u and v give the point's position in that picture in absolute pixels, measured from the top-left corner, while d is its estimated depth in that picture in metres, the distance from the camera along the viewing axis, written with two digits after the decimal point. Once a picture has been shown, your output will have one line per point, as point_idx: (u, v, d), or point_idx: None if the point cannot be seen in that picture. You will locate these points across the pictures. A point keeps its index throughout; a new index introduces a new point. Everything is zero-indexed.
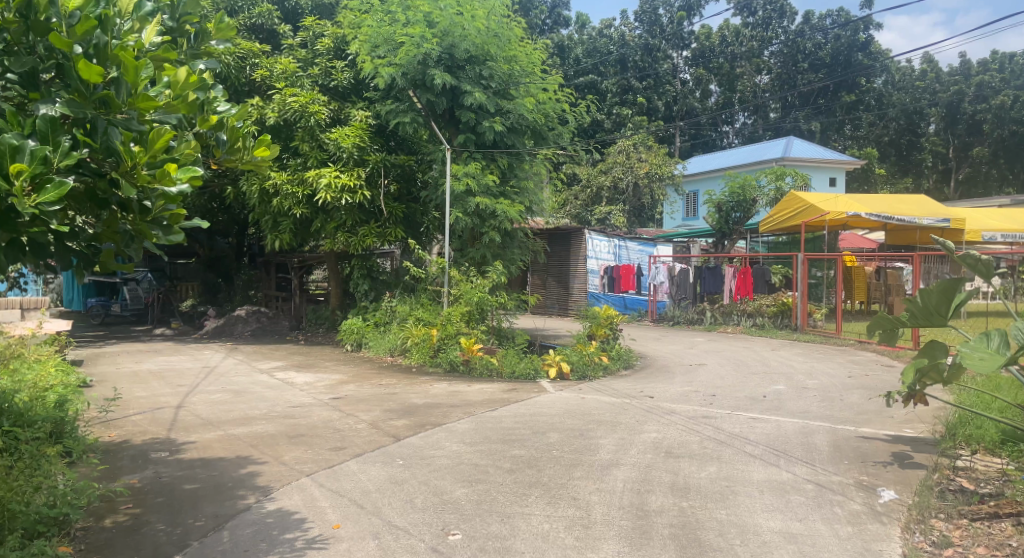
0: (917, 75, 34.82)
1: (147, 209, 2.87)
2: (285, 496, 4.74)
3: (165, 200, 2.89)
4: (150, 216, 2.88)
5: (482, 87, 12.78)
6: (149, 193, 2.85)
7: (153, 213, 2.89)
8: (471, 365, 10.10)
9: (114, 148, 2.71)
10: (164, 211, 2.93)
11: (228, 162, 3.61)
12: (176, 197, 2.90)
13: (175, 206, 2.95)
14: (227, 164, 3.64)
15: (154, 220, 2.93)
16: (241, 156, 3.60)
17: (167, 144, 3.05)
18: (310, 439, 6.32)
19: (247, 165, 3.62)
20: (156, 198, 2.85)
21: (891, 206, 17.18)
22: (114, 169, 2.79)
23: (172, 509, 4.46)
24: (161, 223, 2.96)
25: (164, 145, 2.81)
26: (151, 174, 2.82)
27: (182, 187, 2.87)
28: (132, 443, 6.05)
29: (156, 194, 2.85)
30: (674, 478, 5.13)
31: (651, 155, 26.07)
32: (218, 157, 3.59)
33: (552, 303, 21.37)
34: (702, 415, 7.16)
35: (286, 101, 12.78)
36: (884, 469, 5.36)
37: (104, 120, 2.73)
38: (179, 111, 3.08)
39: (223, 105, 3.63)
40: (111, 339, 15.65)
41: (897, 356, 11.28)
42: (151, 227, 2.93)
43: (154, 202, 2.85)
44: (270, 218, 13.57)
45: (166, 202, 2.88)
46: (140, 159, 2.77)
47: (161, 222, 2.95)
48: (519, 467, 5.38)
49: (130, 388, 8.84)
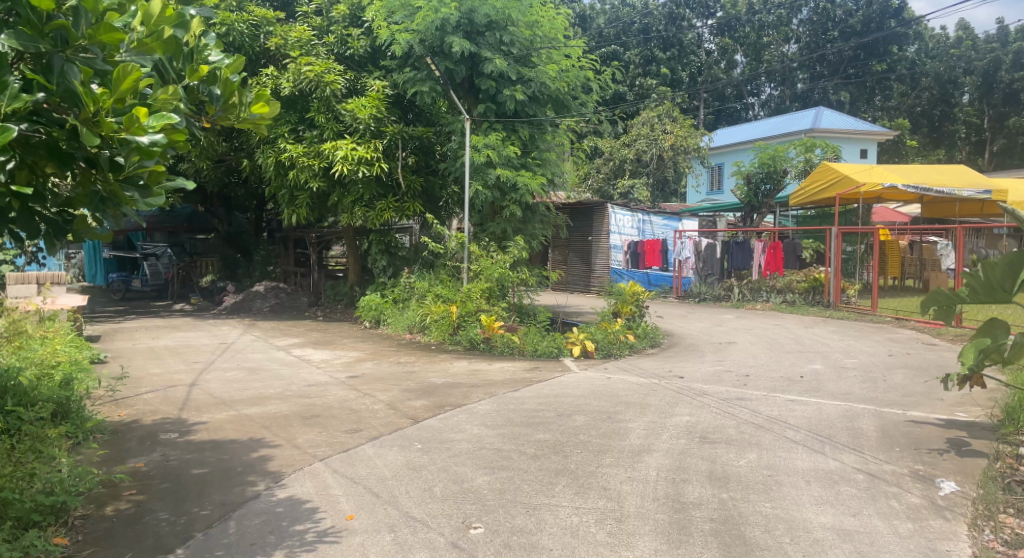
0: (952, 42, 33.39)
1: (118, 165, 2.54)
2: (296, 482, 4.46)
3: (139, 154, 2.53)
4: (124, 173, 2.56)
5: (504, 54, 12.27)
6: (121, 147, 2.50)
7: (126, 170, 2.57)
8: (492, 343, 9.77)
9: (75, 91, 2.39)
10: (140, 168, 2.60)
11: (222, 121, 3.28)
12: (149, 149, 2.52)
13: (152, 163, 2.62)
14: (222, 124, 3.32)
15: (128, 179, 2.62)
16: (239, 113, 3.28)
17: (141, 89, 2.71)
18: (325, 420, 6.05)
19: (244, 124, 3.29)
20: (129, 153, 2.49)
21: (931, 179, 16.37)
22: (76, 117, 2.45)
23: (177, 496, 4.21)
24: (137, 183, 2.65)
25: (132, 87, 2.45)
26: (117, 122, 2.43)
27: (155, 137, 2.47)
28: (142, 424, 5.85)
29: (127, 147, 2.49)
30: (711, 466, 4.76)
31: (676, 126, 25.33)
32: (212, 115, 3.26)
33: (574, 280, 20.98)
34: (736, 397, 6.77)
35: (301, 71, 12.43)
36: (940, 457, 4.92)
37: (60, 57, 2.39)
38: (154, 52, 2.72)
39: (218, 55, 3.32)
40: (131, 315, 15.67)
41: (938, 333, 10.72)
42: (126, 187, 2.63)
43: (126, 156, 2.51)
44: (286, 191, 13.23)
45: (140, 156, 2.53)
46: (104, 103, 2.41)
47: (136, 181, 2.64)
48: (544, 453, 5.05)
49: (144, 365, 8.68)
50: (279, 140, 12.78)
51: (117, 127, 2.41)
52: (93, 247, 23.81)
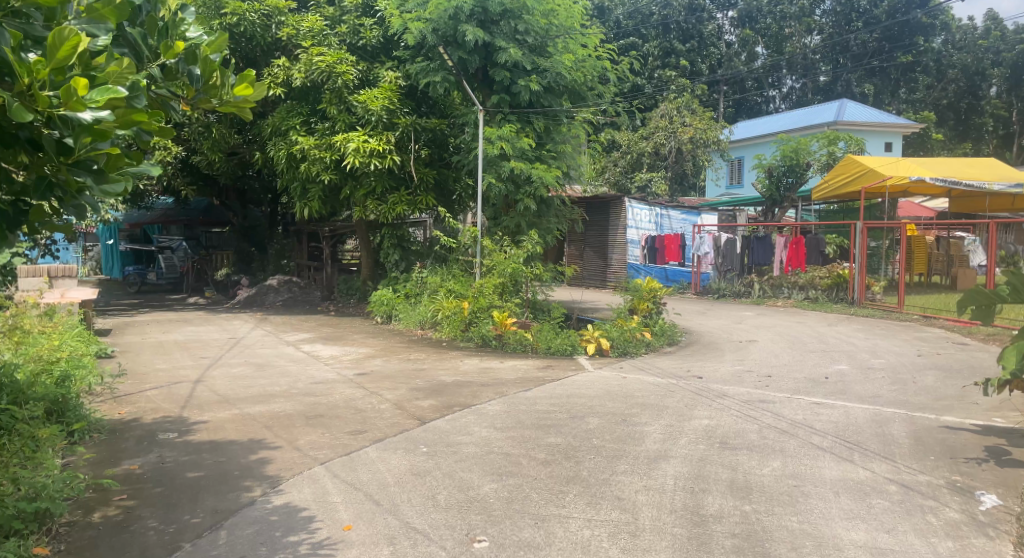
0: (980, 33, 32.43)
1: (67, 148, 2.32)
2: (292, 488, 4.26)
3: (90, 135, 2.31)
4: (73, 157, 2.35)
5: (518, 43, 11.95)
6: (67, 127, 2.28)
7: (77, 154, 2.35)
8: (504, 340, 9.53)
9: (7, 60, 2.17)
10: (94, 151, 2.38)
11: (203, 103, 3.11)
12: (98, 128, 2.29)
13: (106, 146, 2.40)
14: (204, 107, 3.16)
15: (80, 163, 2.41)
16: (222, 95, 3.11)
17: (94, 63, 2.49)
18: (329, 420, 5.85)
19: (226, 106, 3.12)
20: (76, 132, 2.27)
21: (960, 172, 15.80)
22: (12, 89, 2.24)
23: (167, 503, 4.03)
24: (89, 167, 2.43)
25: (72, 55, 2.21)
26: (55, 98, 2.20)
27: (97, 112, 2.23)
28: (142, 422, 5.71)
29: (73, 127, 2.27)
30: (732, 475, 4.46)
31: (695, 118, 24.85)
32: (193, 98, 3.09)
33: (590, 275, 20.68)
34: (758, 399, 6.46)
35: (313, 61, 12.25)
36: (980, 467, 4.56)
37: None
38: (108, 19, 2.52)
39: (197, 31, 3.15)
40: (145, 308, 15.69)
41: (969, 333, 10.26)
42: (77, 171, 2.41)
43: (74, 138, 2.28)
44: (298, 184, 13.07)
45: (92, 138, 2.32)
46: (39, 73, 2.19)
47: (88, 165, 2.42)
48: (555, 459, 4.79)
49: (151, 360, 8.58)
50: (290, 132, 12.63)
51: (54, 101, 2.19)
52: (112, 241, 24.00)
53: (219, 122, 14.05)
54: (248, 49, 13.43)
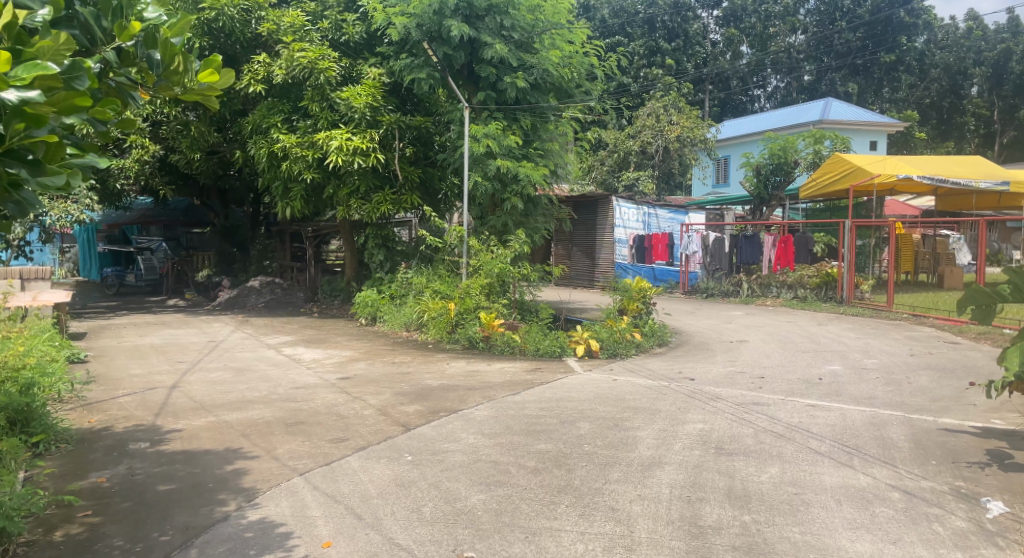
0: (962, 33, 32.76)
1: None
2: (269, 502, 4.02)
3: (20, 120, 2.13)
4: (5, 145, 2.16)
5: (504, 39, 11.75)
6: None
7: (8, 142, 2.16)
8: (492, 341, 9.31)
9: None
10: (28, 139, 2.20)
11: (165, 91, 2.98)
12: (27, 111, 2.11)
13: (42, 134, 2.21)
14: (165, 94, 3.03)
15: (12, 154, 2.22)
16: (185, 81, 2.98)
17: (28, 43, 2.29)
18: (309, 428, 5.61)
19: (190, 94, 3.01)
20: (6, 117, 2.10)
21: (946, 170, 15.81)
22: None
23: (134, 519, 3.78)
24: (23, 157, 2.24)
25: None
26: None
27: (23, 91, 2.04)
28: (112, 432, 5.44)
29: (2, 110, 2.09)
30: (729, 483, 4.30)
31: (682, 117, 24.77)
32: (153, 85, 2.96)
33: (577, 275, 20.55)
34: (751, 401, 6.32)
35: (294, 57, 11.96)
36: (984, 472, 4.43)
37: None
38: None
39: (155, 11, 2.96)
40: (123, 311, 15.28)
41: (960, 331, 10.21)
42: (8, 162, 2.22)
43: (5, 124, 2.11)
44: (280, 183, 12.77)
45: (24, 123, 2.14)
46: None
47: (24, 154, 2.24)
48: (546, 467, 4.60)
49: (125, 365, 8.28)
50: (271, 130, 12.31)
51: None
52: (90, 241, 23.47)
53: (198, 120, 13.76)
54: (226, 44, 13.09)
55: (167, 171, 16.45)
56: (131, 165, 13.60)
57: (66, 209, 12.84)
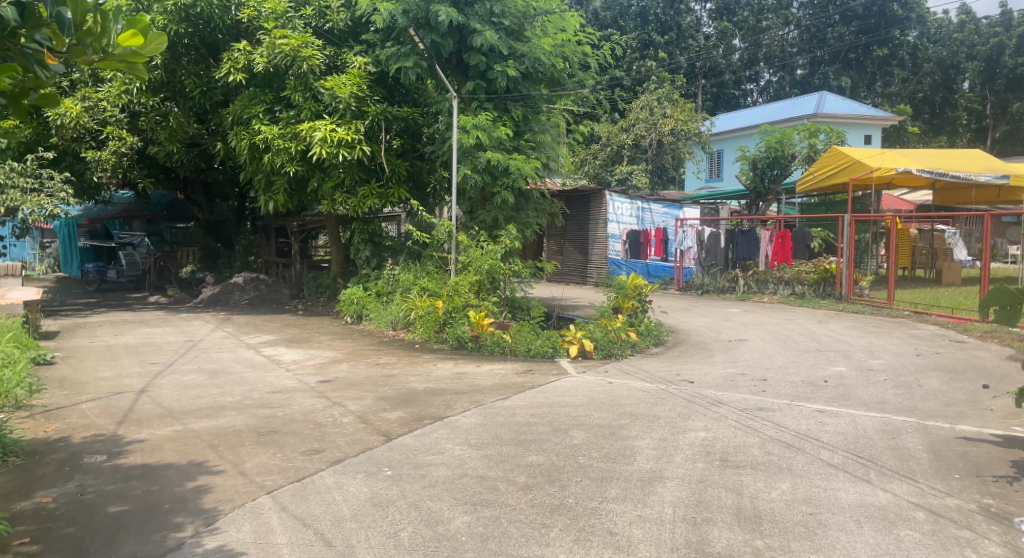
0: (954, 27, 32.64)
1: None
2: (230, 526, 3.60)
3: None
4: None
5: (494, 26, 11.32)
6: None
7: None
8: (481, 341, 8.90)
9: None
10: None
11: (80, 57, 2.69)
12: None
13: None
14: (82, 62, 2.73)
15: None
16: (104, 46, 2.69)
17: None
18: (283, 438, 5.20)
19: (111, 59, 2.71)
20: None
21: (945, 163, 15.59)
22: None
23: (77, 547, 3.35)
24: None
25: None
26: None
27: None
28: (68, 443, 4.99)
29: None
30: (737, 500, 3.95)
31: (676, 110, 24.41)
32: (66, 49, 2.65)
33: (570, 271, 20.23)
34: (756, 407, 5.96)
35: (276, 44, 11.48)
36: (1013, 488, 4.10)
37: None
38: None
39: None
40: (101, 308, 14.76)
41: (965, 330, 9.94)
42: None
43: None
44: (262, 177, 12.30)
45: None
46: None
47: None
48: (537, 483, 4.22)
49: (94, 367, 7.82)
50: (252, 121, 11.84)
51: None
52: (69, 236, 22.73)
53: (178, 111, 13.30)
54: (206, 31, 12.59)
55: (146, 163, 15.89)
56: (107, 157, 13.04)
57: (40, 203, 12.07)
